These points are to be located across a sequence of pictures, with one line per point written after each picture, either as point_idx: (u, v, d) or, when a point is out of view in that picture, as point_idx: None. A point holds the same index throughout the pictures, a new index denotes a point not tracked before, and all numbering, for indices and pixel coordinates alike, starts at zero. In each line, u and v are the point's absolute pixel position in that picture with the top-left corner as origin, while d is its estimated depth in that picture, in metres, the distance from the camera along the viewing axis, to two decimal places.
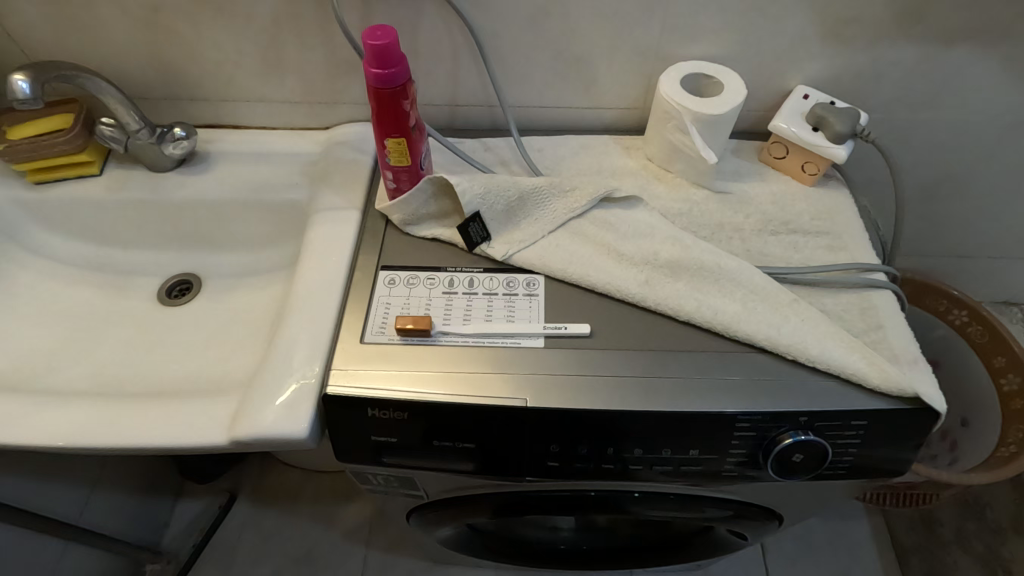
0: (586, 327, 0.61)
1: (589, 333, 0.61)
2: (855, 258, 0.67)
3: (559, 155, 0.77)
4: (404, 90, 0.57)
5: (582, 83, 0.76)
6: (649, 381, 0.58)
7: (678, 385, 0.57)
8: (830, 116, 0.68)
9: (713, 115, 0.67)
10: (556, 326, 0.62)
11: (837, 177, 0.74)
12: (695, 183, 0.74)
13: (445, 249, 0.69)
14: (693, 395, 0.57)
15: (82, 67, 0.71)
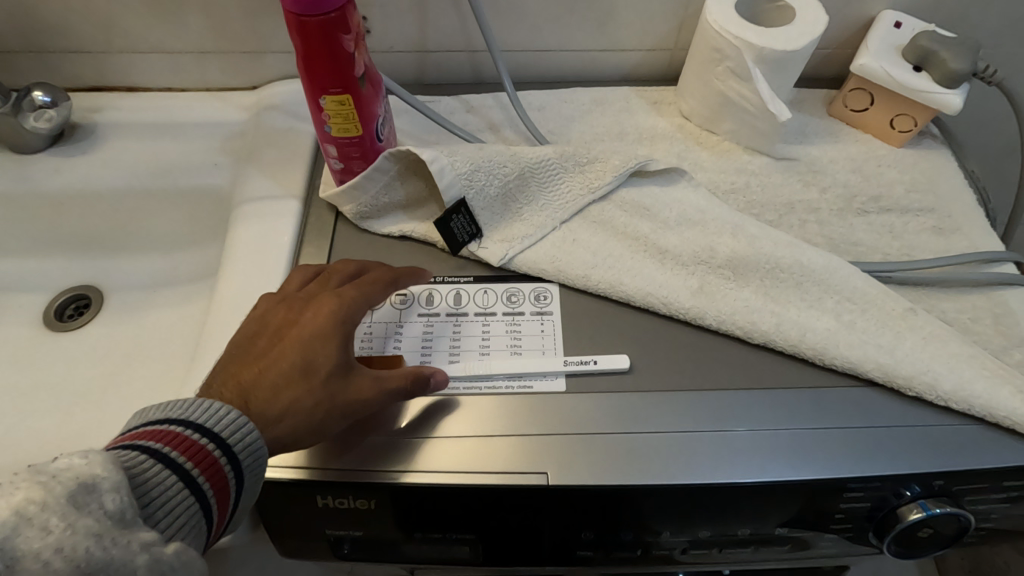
0: (625, 360, 0.44)
1: (628, 369, 0.44)
2: (973, 245, 0.50)
3: (567, 115, 0.58)
4: (341, 19, 0.38)
5: (595, 16, 0.56)
6: (722, 437, 0.41)
7: (763, 441, 0.41)
8: (942, 48, 0.49)
9: (786, 51, 0.48)
10: (580, 360, 0.44)
11: (933, 134, 0.56)
12: (750, 148, 0.55)
13: (420, 250, 0.50)
14: (785, 455, 0.40)
15: None
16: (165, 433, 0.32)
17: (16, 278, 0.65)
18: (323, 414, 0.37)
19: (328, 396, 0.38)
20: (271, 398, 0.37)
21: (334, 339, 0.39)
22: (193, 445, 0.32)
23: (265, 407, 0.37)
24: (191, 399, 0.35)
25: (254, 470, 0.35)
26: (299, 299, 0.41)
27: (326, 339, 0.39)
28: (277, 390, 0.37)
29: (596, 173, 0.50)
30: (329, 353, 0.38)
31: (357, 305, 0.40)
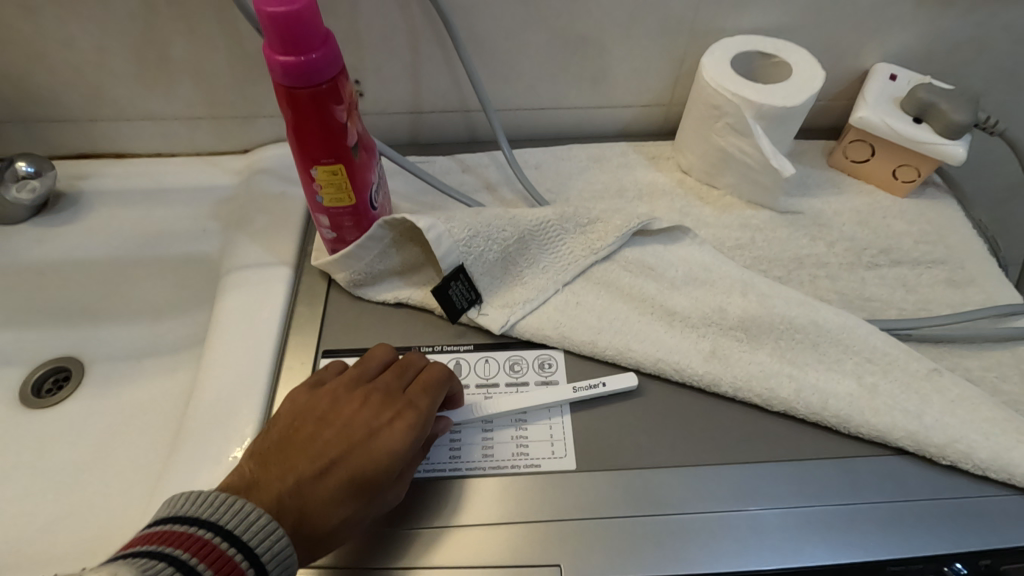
0: (631, 378, 0.43)
1: (635, 387, 0.43)
2: (990, 297, 0.48)
3: (564, 172, 0.57)
4: (333, 90, 0.36)
5: (590, 75, 0.56)
6: (751, 517, 0.38)
7: (793, 519, 0.38)
8: (942, 100, 0.49)
9: (786, 106, 0.47)
10: (589, 385, 0.43)
11: (936, 183, 0.55)
12: (752, 202, 0.54)
13: (416, 318, 0.48)
14: (819, 535, 0.37)
15: None
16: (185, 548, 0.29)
17: None
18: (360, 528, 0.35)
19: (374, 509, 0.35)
20: (322, 515, 0.34)
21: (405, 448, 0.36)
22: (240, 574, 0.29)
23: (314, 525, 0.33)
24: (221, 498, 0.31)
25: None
26: (374, 398, 0.38)
27: (396, 452, 0.36)
28: (331, 503, 0.34)
29: (598, 233, 0.48)
30: (393, 466, 0.36)
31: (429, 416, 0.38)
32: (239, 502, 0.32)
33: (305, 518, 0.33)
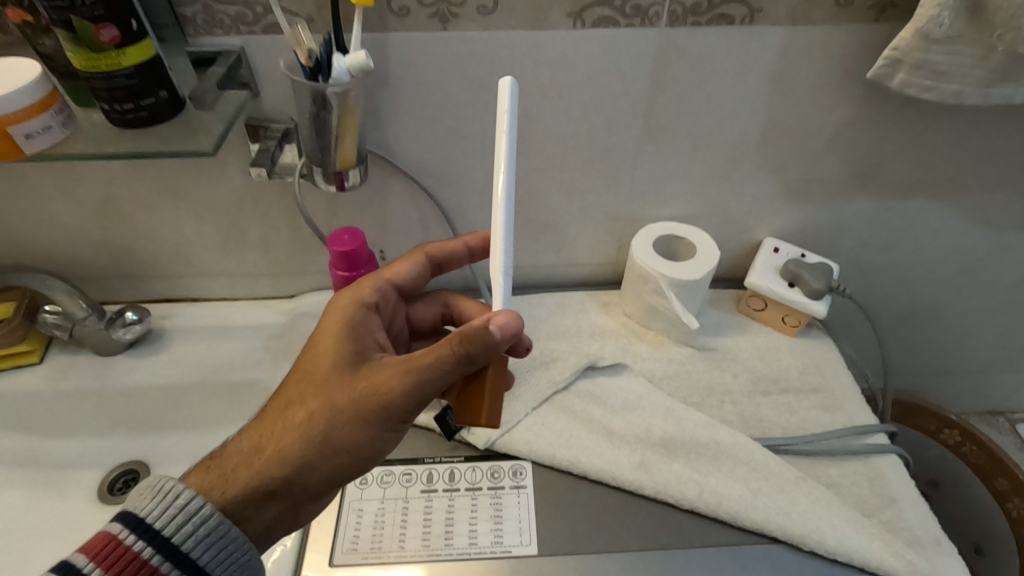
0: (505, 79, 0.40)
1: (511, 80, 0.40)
2: (852, 419, 0.64)
3: (536, 316, 0.75)
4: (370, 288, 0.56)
5: (554, 245, 0.75)
6: None
7: None
8: (805, 272, 0.68)
9: (690, 279, 0.66)
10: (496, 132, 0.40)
11: (818, 325, 0.73)
12: (678, 341, 0.72)
13: (422, 435, 0.63)
14: None
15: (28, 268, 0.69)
16: (123, 540, 0.43)
17: (77, 457, 0.74)
18: (318, 417, 0.46)
19: (319, 397, 0.46)
20: (292, 402, 0.47)
21: (328, 337, 0.49)
22: (207, 480, 0.47)
23: (274, 423, 0.47)
24: (165, 485, 0.45)
25: (231, 553, 0.46)
26: None
27: (324, 346, 0.49)
28: (281, 406, 0.48)
29: (557, 369, 0.65)
30: (328, 358, 0.48)
31: (366, 294, 0.53)
32: (154, 485, 0.45)
33: (279, 409, 0.48)
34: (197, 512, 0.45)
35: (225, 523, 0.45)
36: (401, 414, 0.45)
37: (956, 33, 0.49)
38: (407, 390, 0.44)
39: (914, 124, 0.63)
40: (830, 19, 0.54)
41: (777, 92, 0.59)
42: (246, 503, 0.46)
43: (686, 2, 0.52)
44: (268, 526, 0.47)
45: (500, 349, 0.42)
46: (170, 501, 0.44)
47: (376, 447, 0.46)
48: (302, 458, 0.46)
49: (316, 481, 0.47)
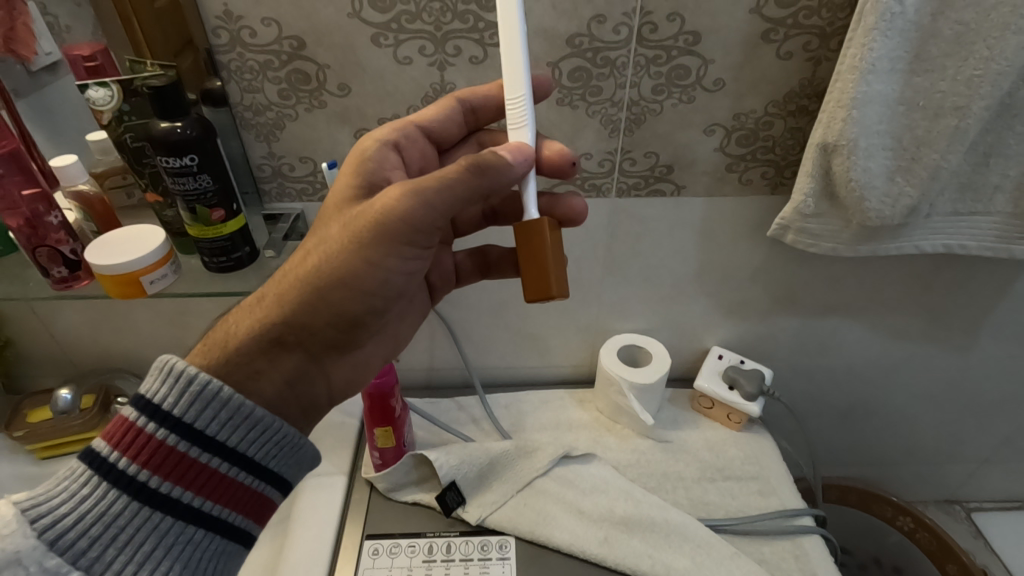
0: None
1: None
2: (784, 503, 0.77)
3: (523, 411, 0.89)
4: (390, 391, 0.73)
5: (538, 351, 0.91)
6: None
7: None
8: (741, 377, 0.83)
9: (647, 383, 0.81)
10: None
11: (759, 421, 0.88)
12: (642, 433, 0.86)
13: (425, 513, 0.77)
14: None
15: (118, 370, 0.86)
16: (141, 429, 0.46)
17: None
18: (319, 254, 0.50)
19: (322, 235, 0.52)
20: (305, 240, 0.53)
21: (338, 183, 0.55)
22: (212, 341, 0.51)
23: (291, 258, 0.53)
24: (178, 368, 0.47)
25: (260, 427, 0.50)
26: None
27: (334, 193, 0.55)
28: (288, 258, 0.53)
29: (539, 457, 0.79)
30: (335, 201, 0.54)
31: (384, 133, 0.57)
32: (164, 362, 0.48)
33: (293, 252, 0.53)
34: (214, 397, 0.48)
35: (245, 403, 0.49)
36: (401, 237, 0.49)
37: (823, 209, 0.67)
38: (406, 211, 0.48)
39: (817, 263, 0.80)
40: (737, 192, 0.73)
41: (705, 239, 0.78)
42: (255, 355, 0.50)
43: (629, 181, 0.71)
44: (285, 379, 0.52)
45: (515, 173, 0.49)
46: (183, 387, 0.47)
47: (378, 275, 0.50)
48: (305, 298, 0.50)
49: (321, 321, 0.51)
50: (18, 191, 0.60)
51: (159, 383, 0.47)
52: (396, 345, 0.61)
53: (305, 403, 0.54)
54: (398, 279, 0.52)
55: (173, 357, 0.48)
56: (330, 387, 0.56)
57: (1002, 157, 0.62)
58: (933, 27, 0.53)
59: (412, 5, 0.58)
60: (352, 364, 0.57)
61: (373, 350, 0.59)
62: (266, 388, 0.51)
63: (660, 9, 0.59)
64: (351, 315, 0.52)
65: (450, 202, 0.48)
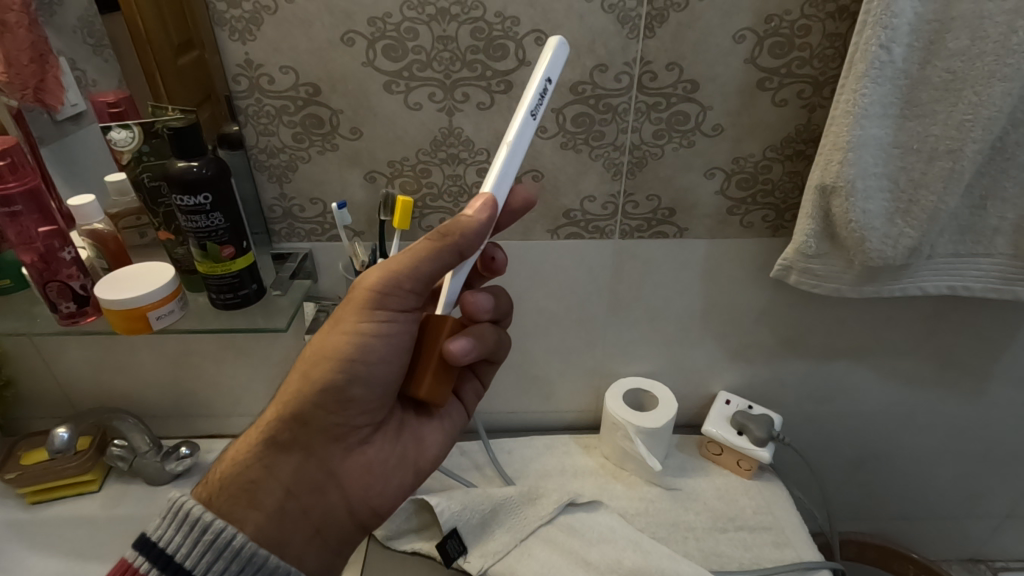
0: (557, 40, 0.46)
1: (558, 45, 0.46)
2: (800, 555, 0.74)
3: (527, 456, 0.87)
4: None
5: (543, 395, 0.89)
6: None
7: None
8: (750, 422, 0.81)
9: (654, 427, 0.79)
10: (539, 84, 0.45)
11: (770, 469, 0.85)
12: (649, 481, 0.83)
13: (424, 562, 0.73)
14: None
15: (117, 410, 0.84)
16: None
17: None
18: (312, 349, 0.53)
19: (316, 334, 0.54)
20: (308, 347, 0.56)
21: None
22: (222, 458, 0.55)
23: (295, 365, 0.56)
24: (191, 515, 0.49)
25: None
26: None
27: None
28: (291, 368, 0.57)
29: (543, 504, 0.76)
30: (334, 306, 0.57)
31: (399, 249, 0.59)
32: (174, 502, 0.49)
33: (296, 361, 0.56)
34: (226, 545, 0.48)
35: (258, 553, 0.49)
36: (369, 305, 0.50)
37: (825, 250, 0.68)
38: (374, 281, 0.50)
39: (821, 305, 0.81)
40: (738, 235, 0.74)
41: (709, 281, 0.78)
42: (255, 461, 0.53)
43: (632, 224, 0.73)
44: (284, 484, 0.53)
45: (480, 233, 0.46)
46: (195, 535, 0.48)
47: (354, 346, 0.51)
48: (296, 392, 0.53)
49: (309, 409, 0.53)
50: (34, 227, 0.61)
51: (174, 533, 0.48)
52: (413, 453, 0.60)
53: (316, 518, 0.55)
54: (383, 352, 0.52)
55: (187, 500, 0.50)
56: (340, 489, 0.56)
57: (998, 200, 0.64)
58: (922, 74, 0.56)
59: (423, 55, 0.61)
60: (357, 462, 0.56)
61: (383, 449, 0.58)
62: (265, 498, 0.52)
63: (659, 59, 0.62)
64: (340, 395, 0.52)
65: (416, 262, 0.48)
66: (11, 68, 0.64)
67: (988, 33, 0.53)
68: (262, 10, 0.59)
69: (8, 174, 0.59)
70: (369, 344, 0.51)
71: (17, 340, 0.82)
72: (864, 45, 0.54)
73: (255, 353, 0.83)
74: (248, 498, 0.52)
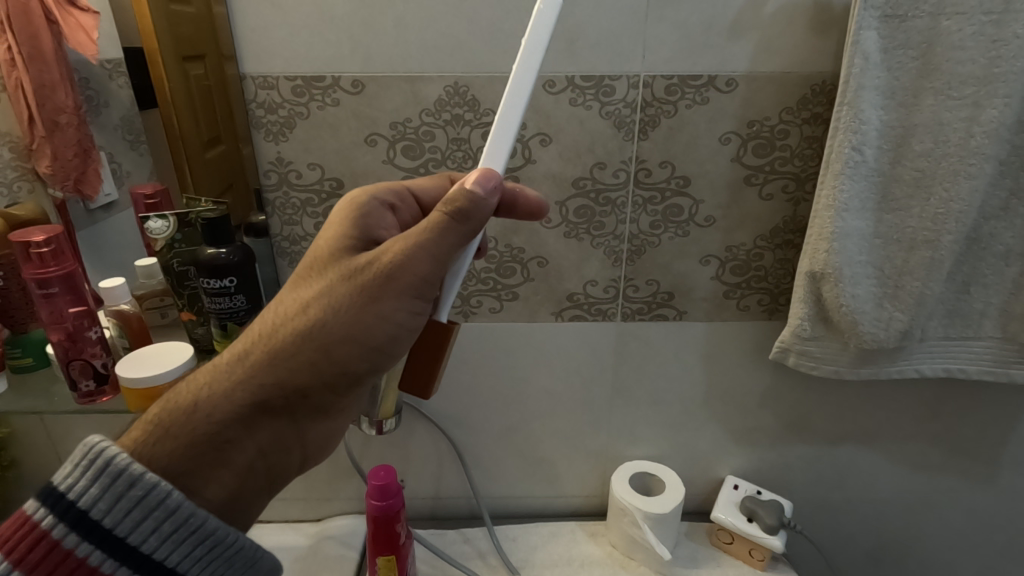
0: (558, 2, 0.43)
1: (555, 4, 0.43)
2: None
3: (532, 544, 0.85)
4: (397, 515, 0.73)
5: (549, 479, 0.88)
6: None
7: None
8: (759, 508, 0.80)
9: (662, 513, 0.78)
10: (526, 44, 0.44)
11: (783, 560, 0.83)
12: (658, 570, 0.81)
13: None
14: None
15: None
16: (55, 539, 0.39)
17: None
18: (311, 309, 0.44)
19: (321, 288, 0.45)
20: (293, 293, 0.46)
21: (333, 232, 0.49)
22: (167, 406, 0.44)
23: (275, 310, 0.46)
24: (114, 467, 0.39)
25: (210, 542, 0.41)
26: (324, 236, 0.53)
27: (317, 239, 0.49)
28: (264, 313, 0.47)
29: None
30: (322, 249, 0.48)
31: (381, 195, 0.53)
32: (96, 446, 0.40)
33: (277, 308, 0.46)
34: (157, 505, 0.40)
35: (196, 514, 0.41)
36: (410, 291, 0.44)
37: (820, 333, 0.70)
38: (418, 269, 0.44)
39: (822, 388, 0.82)
40: (736, 318, 0.77)
41: (710, 362, 0.80)
42: (235, 418, 0.44)
43: (633, 307, 0.76)
44: (260, 446, 0.45)
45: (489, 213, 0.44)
46: (114, 489, 0.39)
47: (386, 330, 0.44)
48: (297, 352, 0.44)
49: (311, 378, 0.44)
50: (65, 307, 0.64)
51: (88, 485, 0.39)
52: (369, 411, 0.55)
53: (279, 477, 0.47)
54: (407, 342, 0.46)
55: (107, 446, 0.40)
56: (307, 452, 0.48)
57: (981, 286, 0.67)
58: (894, 172, 0.61)
59: (438, 153, 0.68)
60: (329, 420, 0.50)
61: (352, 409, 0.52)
62: (238, 458, 0.44)
63: (652, 158, 0.68)
64: (352, 377, 0.46)
65: (445, 258, 0.44)
66: (56, 161, 0.68)
67: (950, 137, 0.59)
68: (296, 116, 0.66)
69: (50, 259, 0.62)
70: (400, 333, 0.45)
71: (28, 419, 0.83)
72: (838, 147, 0.60)
73: None
74: (215, 458, 0.43)
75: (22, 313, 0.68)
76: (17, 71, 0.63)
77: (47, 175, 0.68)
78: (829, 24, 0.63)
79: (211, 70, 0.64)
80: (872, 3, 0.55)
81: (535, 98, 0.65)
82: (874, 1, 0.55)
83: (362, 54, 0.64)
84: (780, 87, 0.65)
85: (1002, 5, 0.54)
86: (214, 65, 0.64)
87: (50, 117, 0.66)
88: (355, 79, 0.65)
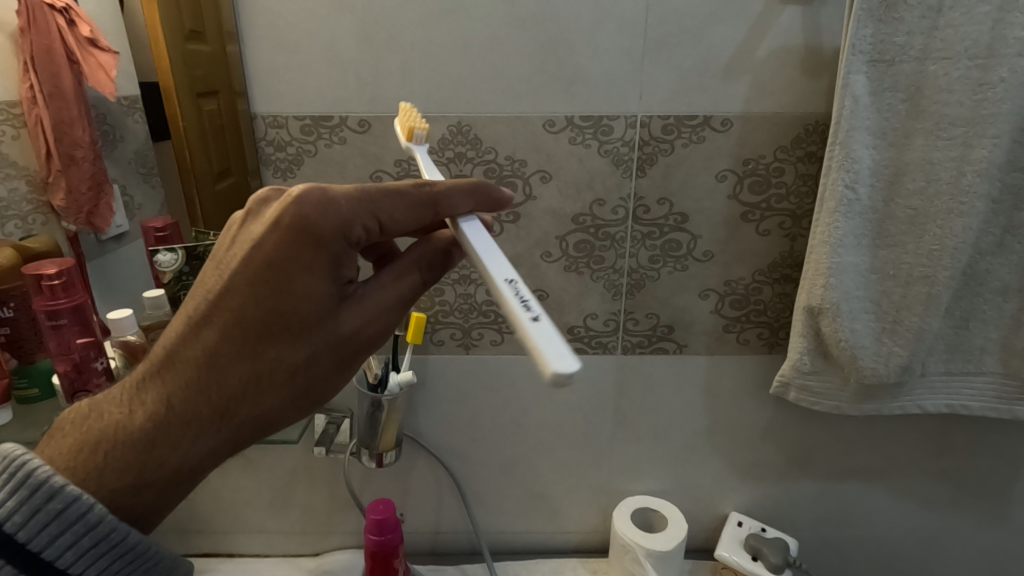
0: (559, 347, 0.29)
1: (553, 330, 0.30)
2: None
3: None
4: (395, 551, 0.72)
5: (550, 514, 0.87)
6: None
7: None
8: (764, 546, 0.79)
9: (665, 550, 0.77)
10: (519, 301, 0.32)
11: None
12: None
13: None
14: None
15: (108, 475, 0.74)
16: None
17: None
18: (297, 379, 0.42)
19: (312, 360, 0.42)
20: (274, 357, 0.41)
21: (303, 276, 0.40)
22: (131, 469, 0.39)
23: (252, 372, 0.41)
24: (33, 480, 0.37)
25: (132, 558, 0.39)
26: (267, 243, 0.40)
27: (288, 286, 0.40)
28: (224, 360, 0.40)
29: None
30: (305, 305, 0.40)
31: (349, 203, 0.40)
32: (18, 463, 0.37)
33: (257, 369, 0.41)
34: (76, 519, 0.37)
35: (119, 529, 0.38)
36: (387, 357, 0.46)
37: (820, 367, 0.70)
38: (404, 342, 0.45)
39: (825, 422, 0.81)
40: (736, 351, 0.77)
41: (711, 396, 0.80)
42: (209, 471, 0.42)
43: (633, 340, 0.76)
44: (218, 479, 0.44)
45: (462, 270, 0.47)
46: (30, 501, 0.37)
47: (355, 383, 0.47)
48: (278, 416, 0.43)
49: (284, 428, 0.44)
50: (73, 338, 0.64)
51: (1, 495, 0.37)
52: None
53: None
54: None
55: (30, 457, 0.38)
56: None
57: (980, 321, 0.67)
58: (887, 210, 0.62)
59: None
60: None
61: None
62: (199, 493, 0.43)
63: (650, 195, 0.69)
64: None
65: None
66: (69, 195, 0.66)
67: (941, 175, 0.60)
68: (304, 153, 0.69)
69: (60, 292, 0.62)
70: None
71: None
72: (832, 185, 0.61)
73: (260, 464, 0.82)
74: (181, 493, 0.41)
75: (30, 344, 0.66)
76: (37, 108, 0.62)
77: (61, 208, 0.66)
78: (820, 67, 0.65)
79: (223, 107, 0.68)
80: (860, 49, 0.57)
81: (535, 137, 0.67)
82: (862, 47, 0.57)
83: (370, 96, 0.66)
84: (774, 126, 0.67)
85: (986, 51, 0.56)
86: (227, 103, 0.67)
87: (66, 151, 0.65)
88: (361, 118, 0.67)
